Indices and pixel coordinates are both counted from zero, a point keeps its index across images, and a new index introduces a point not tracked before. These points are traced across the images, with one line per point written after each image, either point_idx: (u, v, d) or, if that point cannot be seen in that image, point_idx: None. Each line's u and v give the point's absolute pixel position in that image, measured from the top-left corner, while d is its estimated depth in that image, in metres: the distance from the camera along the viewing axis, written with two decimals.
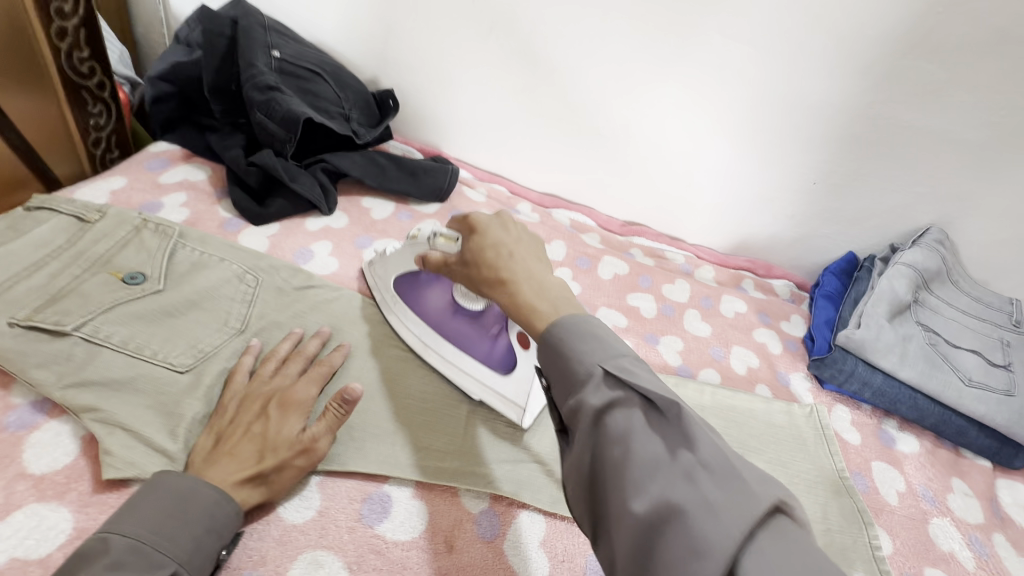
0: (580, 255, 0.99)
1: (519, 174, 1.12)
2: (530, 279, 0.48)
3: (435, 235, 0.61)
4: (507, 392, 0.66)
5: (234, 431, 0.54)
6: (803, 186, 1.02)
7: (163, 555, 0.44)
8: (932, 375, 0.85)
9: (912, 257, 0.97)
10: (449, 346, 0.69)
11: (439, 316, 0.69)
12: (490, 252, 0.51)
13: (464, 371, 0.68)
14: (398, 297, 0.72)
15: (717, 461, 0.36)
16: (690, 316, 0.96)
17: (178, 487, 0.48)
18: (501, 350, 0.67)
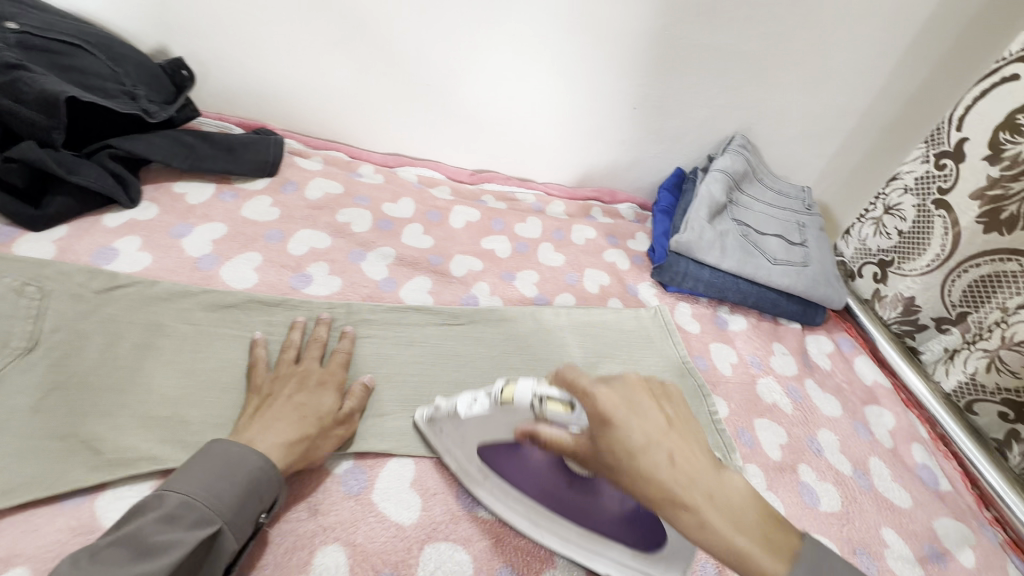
0: (430, 209, 0.99)
1: (359, 137, 1.08)
2: (709, 499, 0.43)
3: (540, 398, 0.49)
4: (653, 569, 0.58)
5: (275, 402, 0.58)
6: (626, 113, 1.10)
7: (209, 512, 0.48)
8: (747, 261, 0.98)
9: (723, 164, 1.09)
10: (569, 531, 0.59)
11: (545, 482, 0.58)
12: (662, 492, 0.44)
13: (587, 544, 0.59)
14: (487, 472, 0.60)
15: None
16: (544, 249, 1.02)
17: (226, 453, 0.52)
18: (634, 526, 0.57)
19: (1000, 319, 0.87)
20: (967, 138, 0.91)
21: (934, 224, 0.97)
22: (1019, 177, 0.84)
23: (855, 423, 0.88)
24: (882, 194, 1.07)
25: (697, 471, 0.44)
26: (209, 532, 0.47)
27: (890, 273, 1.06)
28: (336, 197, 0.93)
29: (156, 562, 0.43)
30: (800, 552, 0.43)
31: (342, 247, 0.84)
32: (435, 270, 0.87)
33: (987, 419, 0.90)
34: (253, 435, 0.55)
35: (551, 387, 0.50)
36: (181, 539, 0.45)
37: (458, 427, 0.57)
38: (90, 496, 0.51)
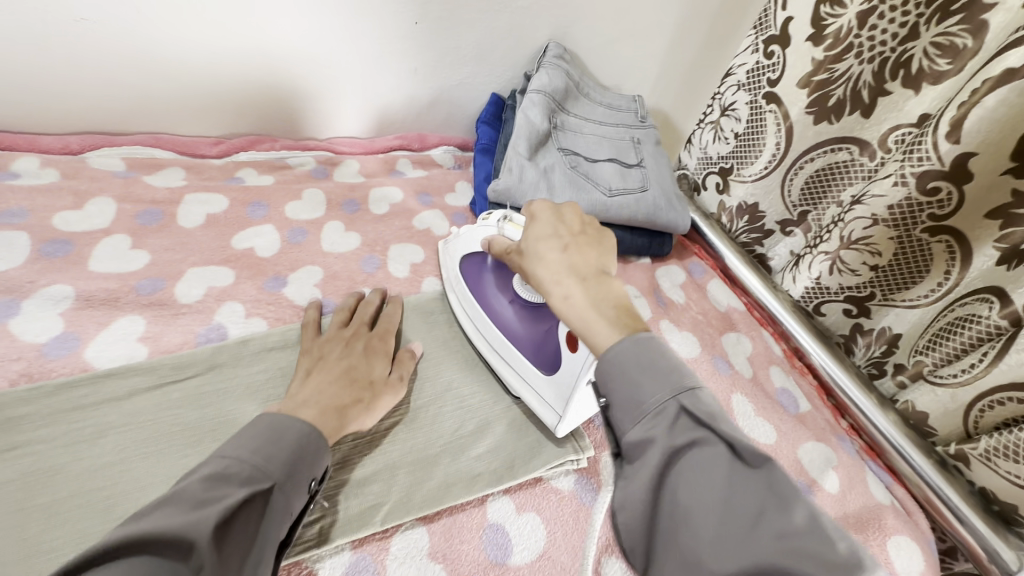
0: (144, 207, 0.69)
1: (8, 115, 0.71)
2: (582, 281, 0.46)
3: (506, 220, 0.62)
4: (544, 393, 0.60)
5: (326, 364, 0.56)
6: (405, 30, 0.84)
7: (264, 471, 0.40)
8: (580, 198, 0.82)
9: (539, 82, 0.89)
10: (497, 334, 0.65)
11: (501, 302, 0.66)
12: (557, 297, 0.46)
13: (505, 362, 0.64)
14: (461, 278, 0.70)
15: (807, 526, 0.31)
16: (331, 231, 0.77)
17: (268, 425, 0.44)
18: (540, 344, 0.63)
19: (834, 216, 0.80)
20: (792, 17, 0.79)
21: (766, 121, 0.86)
22: (842, 56, 0.74)
23: (715, 359, 0.79)
24: (718, 93, 0.95)
25: (571, 263, 0.47)
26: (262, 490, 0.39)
27: (732, 182, 0.96)
28: None
29: (214, 511, 0.34)
30: (647, 333, 0.41)
31: None
32: (149, 303, 0.60)
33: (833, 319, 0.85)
34: (306, 392, 0.51)
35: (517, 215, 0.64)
36: (231, 495, 0.37)
37: (460, 239, 0.70)
38: None
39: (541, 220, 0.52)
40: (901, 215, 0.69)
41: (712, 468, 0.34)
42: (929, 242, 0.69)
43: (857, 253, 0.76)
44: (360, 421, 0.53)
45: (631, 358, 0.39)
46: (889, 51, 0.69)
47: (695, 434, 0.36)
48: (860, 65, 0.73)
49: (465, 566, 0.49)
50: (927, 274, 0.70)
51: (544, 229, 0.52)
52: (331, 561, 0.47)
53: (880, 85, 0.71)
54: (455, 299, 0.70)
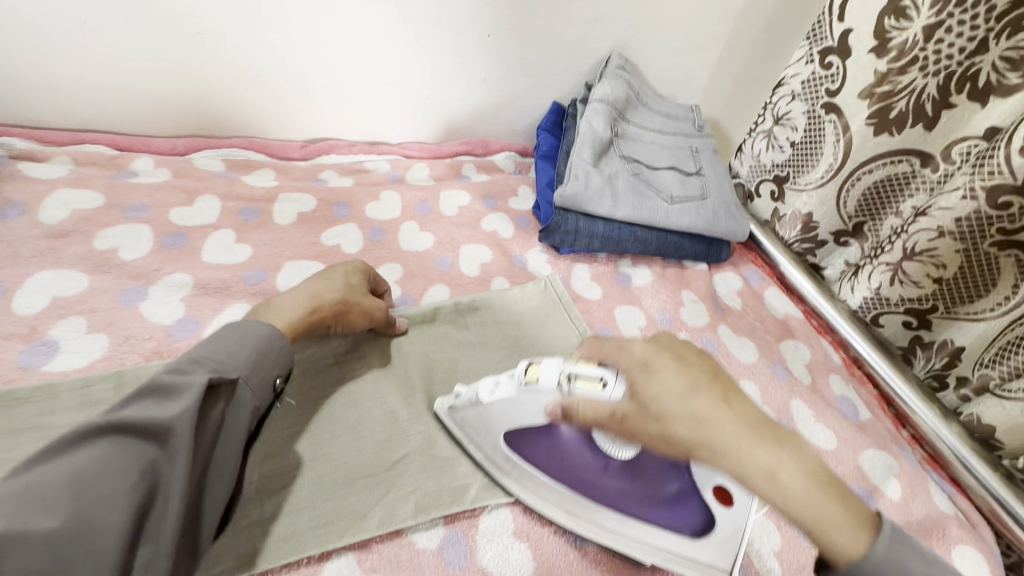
0: (243, 205, 0.75)
1: (124, 119, 0.78)
2: (784, 447, 0.42)
3: (569, 376, 0.45)
4: (702, 556, 0.51)
5: (299, 286, 0.57)
6: (478, 42, 0.88)
7: (230, 372, 0.44)
8: (642, 205, 0.85)
9: (602, 91, 0.93)
10: (608, 514, 0.52)
11: (580, 467, 0.52)
12: (755, 482, 0.41)
13: (631, 541, 0.52)
14: (511, 456, 0.54)
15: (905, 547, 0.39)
16: (407, 231, 0.82)
17: (245, 330, 0.47)
18: (682, 511, 0.51)
19: (894, 229, 0.81)
20: (852, 29, 0.80)
21: (825, 131, 0.87)
22: (906, 69, 0.75)
23: (779, 421, 0.74)
24: (771, 103, 0.97)
25: (737, 415, 0.42)
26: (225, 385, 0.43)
27: (788, 191, 0.97)
28: (91, 214, 0.66)
29: (179, 403, 0.40)
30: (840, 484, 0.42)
31: (104, 288, 0.60)
32: (255, 292, 0.65)
33: (891, 330, 0.85)
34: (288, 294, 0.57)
35: (582, 362, 0.46)
36: (191, 388, 0.41)
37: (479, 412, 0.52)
38: None
39: (665, 374, 0.43)
40: (969, 229, 0.70)
41: (837, 524, 0.39)
42: (996, 256, 0.69)
43: (918, 265, 0.77)
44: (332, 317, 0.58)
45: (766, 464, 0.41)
46: (955, 65, 0.70)
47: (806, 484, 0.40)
48: (925, 78, 0.74)
49: (549, 548, 0.53)
50: (994, 287, 0.70)
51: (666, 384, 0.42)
52: (426, 535, 0.51)
53: (945, 97, 0.72)
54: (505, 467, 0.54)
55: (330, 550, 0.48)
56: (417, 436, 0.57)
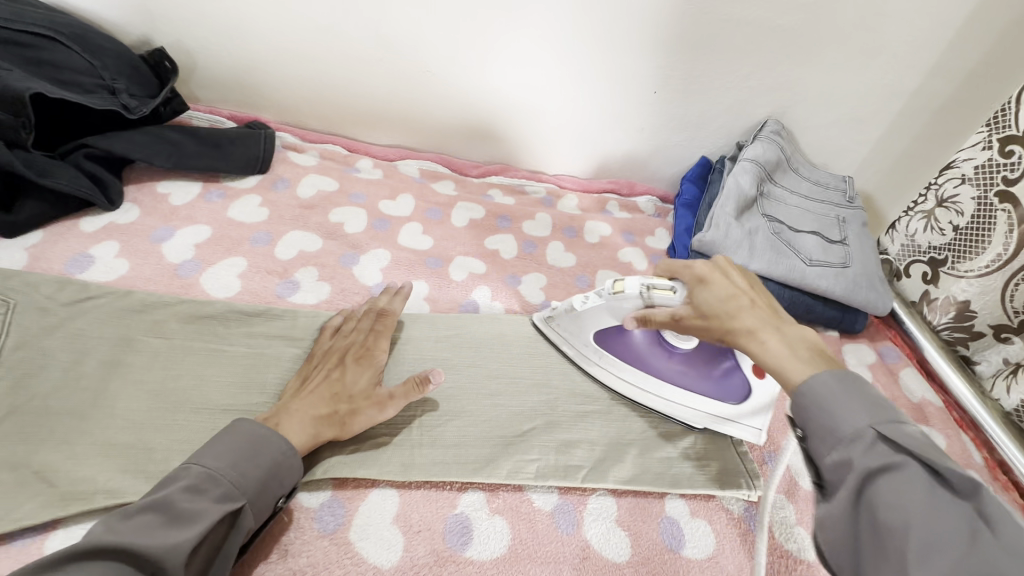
0: (431, 205, 0.92)
1: (357, 128, 1.00)
2: (774, 329, 0.52)
3: (649, 287, 0.59)
4: (745, 420, 0.64)
5: (315, 376, 0.59)
6: (646, 96, 1.00)
7: (236, 490, 0.46)
8: (779, 262, 0.89)
9: (753, 152, 0.98)
10: (672, 389, 0.66)
11: (648, 353, 0.66)
12: (731, 303, 0.54)
13: (692, 407, 0.66)
14: (601, 349, 0.68)
15: (1019, 538, 0.35)
16: (554, 249, 0.93)
17: (259, 432, 0.50)
18: (727, 389, 0.65)
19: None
20: None
21: (995, 221, 0.84)
22: None
23: None
24: (935, 184, 0.94)
25: (772, 318, 0.53)
26: (234, 509, 0.46)
27: (942, 274, 0.94)
28: (330, 195, 0.87)
29: (186, 531, 0.42)
30: (847, 372, 0.46)
31: (333, 250, 0.79)
32: (432, 274, 0.81)
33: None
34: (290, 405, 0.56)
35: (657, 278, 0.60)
36: (206, 512, 0.44)
37: (577, 318, 0.67)
38: (41, 535, 0.47)
39: (717, 280, 0.55)
40: None
41: (905, 494, 0.38)
42: None
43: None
44: (346, 423, 0.56)
45: (828, 387, 0.45)
46: None
47: (890, 459, 0.40)
48: None
49: (646, 542, 0.58)
50: None
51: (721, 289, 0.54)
52: (543, 497, 0.59)
53: None
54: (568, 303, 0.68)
55: (468, 484, 0.58)
56: (546, 417, 0.66)
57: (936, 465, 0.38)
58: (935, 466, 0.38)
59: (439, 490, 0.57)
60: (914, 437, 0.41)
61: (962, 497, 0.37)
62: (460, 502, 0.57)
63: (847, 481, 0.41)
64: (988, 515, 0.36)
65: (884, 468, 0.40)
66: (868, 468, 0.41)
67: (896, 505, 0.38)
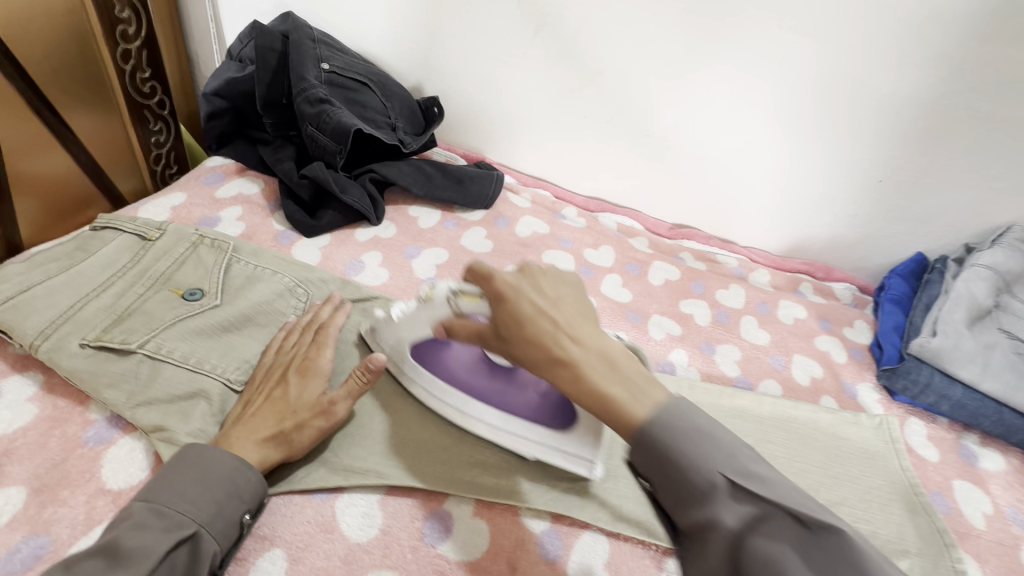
0: (630, 260, 0.96)
1: (565, 179, 1.08)
2: (579, 347, 0.46)
3: (456, 292, 0.54)
4: (570, 448, 0.58)
5: (258, 400, 0.56)
6: (868, 184, 0.96)
7: (182, 518, 0.46)
8: (1019, 387, 0.79)
9: (990, 259, 0.90)
10: (490, 409, 0.60)
11: (468, 375, 0.61)
12: (534, 327, 0.47)
13: (512, 433, 0.60)
14: (417, 364, 0.63)
15: (762, 487, 0.40)
16: (747, 323, 0.92)
17: (201, 455, 0.50)
18: (556, 411, 0.58)
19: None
20: None
21: None
22: None
23: None
24: None
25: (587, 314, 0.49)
26: (184, 535, 0.46)
27: None
28: (542, 237, 0.95)
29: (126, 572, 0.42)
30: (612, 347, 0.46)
31: None
32: (633, 327, 0.85)
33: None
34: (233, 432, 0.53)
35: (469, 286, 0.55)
36: (156, 543, 0.44)
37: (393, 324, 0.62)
38: (331, 496, 0.55)
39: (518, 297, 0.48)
40: None
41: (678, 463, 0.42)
42: None
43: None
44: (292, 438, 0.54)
45: (607, 368, 0.45)
46: None
47: (660, 426, 0.43)
48: None
49: None
50: None
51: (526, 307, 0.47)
52: None
53: None
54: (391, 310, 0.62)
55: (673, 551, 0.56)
56: None
57: (689, 425, 0.43)
58: (684, 425, 0.43)
59: (648, 547, 0.56)
60: (669, 398, 0.44)
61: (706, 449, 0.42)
62: (667, 565, 0.55)
63: (631, 453, 0.44)
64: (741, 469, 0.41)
65: (654, 437, 0.43)
66: (643, 439, 0.43)
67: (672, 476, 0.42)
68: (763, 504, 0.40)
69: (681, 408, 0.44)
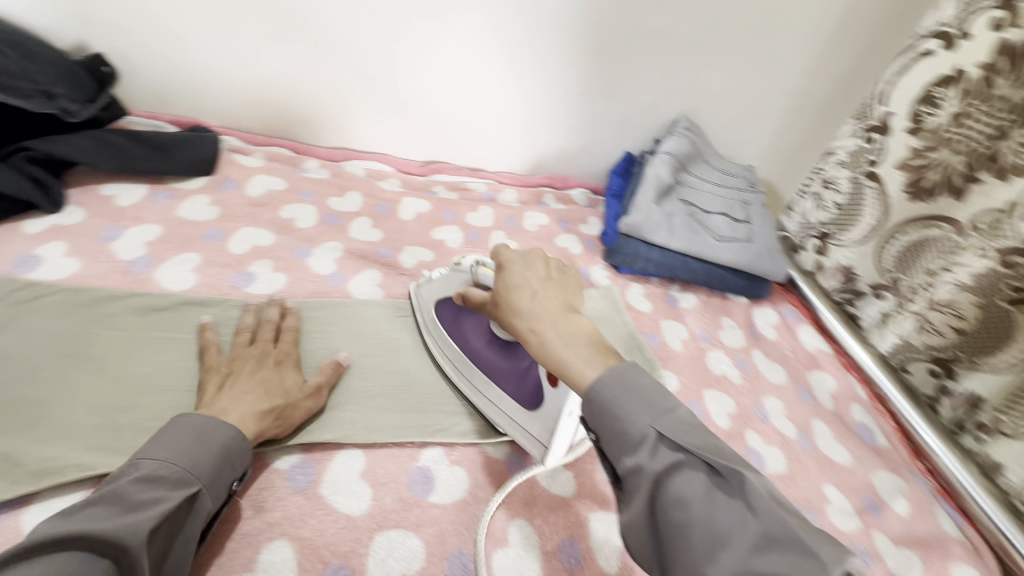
0: (378, 202, 0.98)
1: (302, 131, 1.04)
2: (552, 321, 0.53)
3: (478, 263, 0.65)
4: (531, 428, 0.64)
5: (239, 378, 0.60)
6: (571, 98, 1.10)
7: (189, 475, 0.49)
8: (694, 239, 1.01)
9: (668, 145, 1.10)
10: (479, 375, 0.68)
11: (477, 344, 0.69)
12: (514, 291, 0.57)
13: (491, 402, 0.67)
14: (438, 323, 0.73)
15: (783, 531, 0.37)
16: (496, 237, 1.02)
17: (200, 424, 0.52)
18: (528, 391, 0.65)
19: (970, 290, 0.81)
20: (891, 112, 0.93)
21: (865, 196, 0.98)
22: (936, 147, 0.86)
23: (799, 434, 0.84)
24: (821, 169, 1.09)
25: (563, 298, 0.56)
26: (191, 492, 0.48)
27: (831, 246, 1.07)
28: (279, 194, 0.91)
29: (144, 514, 0.44)
30: (625, 367, 0.48)
31: (286, 244, 0.83)
32: (384, 263, 0.87)
33: (1015, 465, 0.78)
34: (224, 405, 0.56)
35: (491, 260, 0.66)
36: (166, 498, 0.46)
37: (431, 288, 0.75)
38: (13, 512, 0.50)
39: (512, 269, 0.60)
40: (985, 285, 0.79)
41: (692, 490, 0.41)
42: (1012, 313, 0.77)
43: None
44: (281, 420, 0.59)
45: (614, 388, 0.46)
46: (979, 146, 0.81)
47: (674, 458, 0.42)
48: (951, 157, 0.85)
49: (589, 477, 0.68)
50: (1010, 342, 0.77)
51: (513, 276, 0.58)
52: (496, 448, 0.68)
53: (971, 172, 0.82)
54: (433, 274, 0.75)
55: (427, 443, 0.65)
56: None
57: (712, 462, 0.41)
58: (707, 460, 0.42)
59: (403, 447, 0.65)
60: (682, 429, 0.44)
61: (725, 482, 0.41)
62: (422, 456, 0.64)
63: (642, 486, 0.43)
64: (753, 503, 0.39)
65: (668, 467, 0.42)
66: (656, 470, 0.42)
67: (685, 505, 0.40)
68: (685, 454, 0.42)
69: (631, 374, 0.47)
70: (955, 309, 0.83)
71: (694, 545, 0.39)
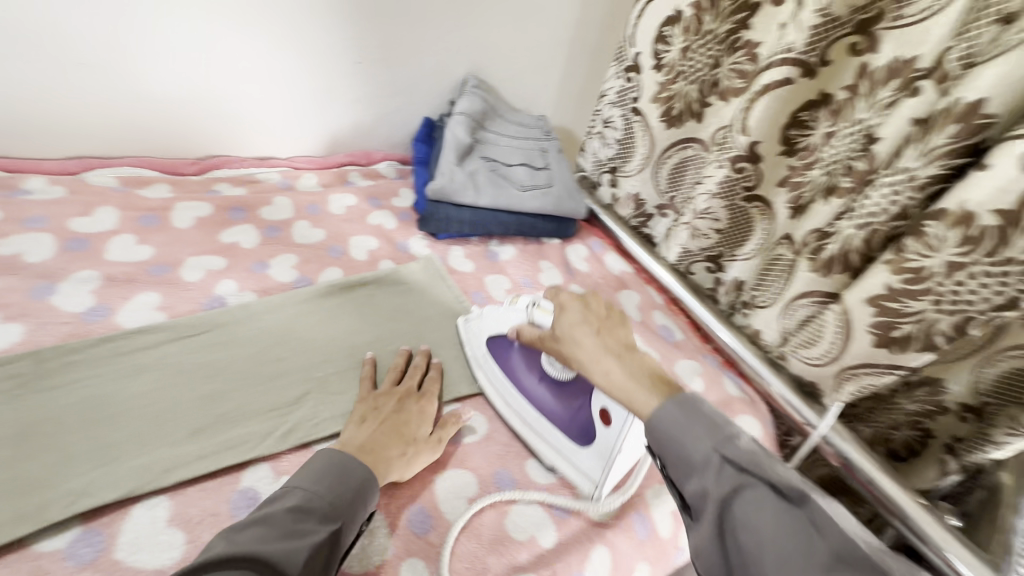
0: (141, 213, 0.84)
1: (13, 145, 0.85)
2: (617, 359, 0.61)
3: (535, 305, 0.72)
4: (579, 463, 0.70)
5: (385, 412, 0.67)
6: (350, 68, 1.03)
7: (335, 509, 0.53)
8: (500, 194, 1.05)
9: (461, 106, 1.11)
10: (519, 396, 0.75)
11: (523, 371, 0.76)
12: (559, 342, 0.67)
13: (528, 423, 0.74)
14: (486, 355, 0.79)
15: (837, 538, 0.44)
16: (300, 228, 0.94)
17: (337, 459, 0.58)
18: (573, 424, 0.72)
19: (717, 195, 0.96)
20: (640, 52, 1.05)
21: (636, 131, 1.12)
22: (676, 80, 1.00)
23: None
24: (598, 111, 1.21)
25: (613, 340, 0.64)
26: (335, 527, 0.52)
27: (620, 177, 1.19)
28: None
29: (299, 543, 0.49)
30: (687, 399, 0.56)
31: (13, 287, 0.69)
32: (160, 282, 0.76)
33: (767, 328, 0.97)
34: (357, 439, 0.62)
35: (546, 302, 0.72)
36: (315, 530, 0.51)
37: (482, 319, 0.80)
38: None
39: (566, 313, 0.67)
40: (727, 189, 0.94)
41: (757, 514, 0.46)
42: (747, 207, 0.94)
43: (785, 193, 0.88)
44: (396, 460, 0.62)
45: (675, 419, 0.54)
46: (705, 75, 0.96)
47: (740, 480, 0.49)
48: (687, 86, 0.99)
49: None
50: (751, 231, 0.96)
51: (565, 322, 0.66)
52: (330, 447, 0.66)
53: (702, 98, 0.97)
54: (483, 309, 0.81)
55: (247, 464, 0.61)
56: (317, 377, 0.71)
57: (776, 483, 0.48)
58: (769, 480, 0.48)
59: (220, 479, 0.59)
60: (744, 453, 0.51)
61: (796, 506, 0.46)
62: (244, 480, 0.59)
63: (709, 509, 0.49)
64: (817, 520, 0.45)
65: (731, 489, 0.49)
66: (718, 493, 0.49)
67: (750, 527, 0.46)
68: (746, 476, 0.49)
69: (692, 405, 0.55)
70: (711, 214, 0.98)
71: (756, 557, 0.44)
